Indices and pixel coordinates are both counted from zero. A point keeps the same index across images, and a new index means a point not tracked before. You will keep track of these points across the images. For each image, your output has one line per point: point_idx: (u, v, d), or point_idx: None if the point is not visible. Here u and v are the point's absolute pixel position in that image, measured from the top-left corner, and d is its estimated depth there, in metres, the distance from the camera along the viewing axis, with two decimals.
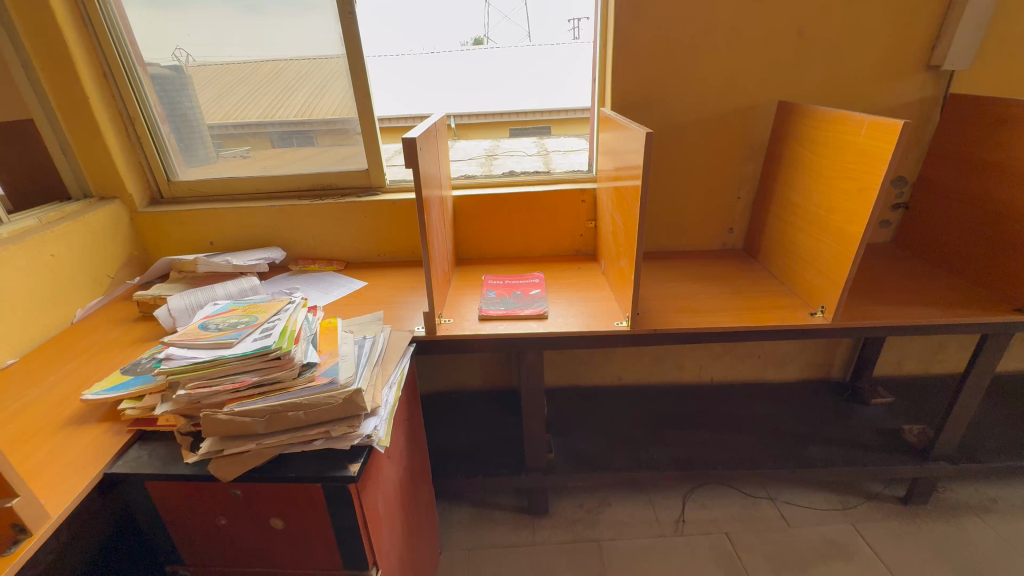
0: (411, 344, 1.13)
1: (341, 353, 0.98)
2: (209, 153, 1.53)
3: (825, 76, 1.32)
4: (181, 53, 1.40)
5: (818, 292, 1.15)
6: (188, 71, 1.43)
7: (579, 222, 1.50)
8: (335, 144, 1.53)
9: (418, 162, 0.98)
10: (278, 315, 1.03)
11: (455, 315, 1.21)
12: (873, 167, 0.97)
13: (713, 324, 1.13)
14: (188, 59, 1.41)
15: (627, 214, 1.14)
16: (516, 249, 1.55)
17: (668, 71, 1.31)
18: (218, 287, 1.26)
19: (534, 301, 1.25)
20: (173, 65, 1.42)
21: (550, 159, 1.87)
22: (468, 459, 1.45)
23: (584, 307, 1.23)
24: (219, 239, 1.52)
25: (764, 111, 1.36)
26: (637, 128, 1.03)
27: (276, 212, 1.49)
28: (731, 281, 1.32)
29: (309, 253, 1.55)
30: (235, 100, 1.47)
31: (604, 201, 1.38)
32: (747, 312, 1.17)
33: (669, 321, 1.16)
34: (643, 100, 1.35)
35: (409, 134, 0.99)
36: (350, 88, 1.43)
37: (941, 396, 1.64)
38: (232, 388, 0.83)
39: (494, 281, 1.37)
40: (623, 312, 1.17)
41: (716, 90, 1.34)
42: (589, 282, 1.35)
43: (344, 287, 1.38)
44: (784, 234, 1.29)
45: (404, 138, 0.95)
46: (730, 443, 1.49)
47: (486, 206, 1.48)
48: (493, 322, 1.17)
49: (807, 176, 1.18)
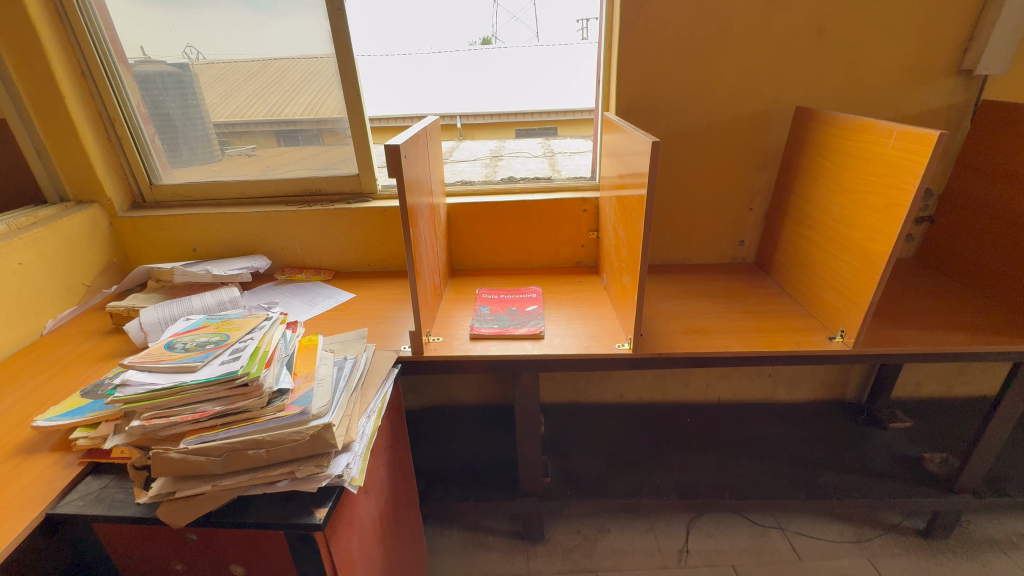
0: (396, 365, 1.05)
1: (318, 377, 0.91)
2: (194, 156, 1.46)
3: (846, 80, 1.22)
4: (191, 50, 1.34)
5: (837, 314, 1.06)
6: (195, 69, 1.36)
7: (580, 232, 1.42)
8: (324, 145, 1.44)
9: (402, 171, 0.90)
10: (251, 334, 0.96)
11: (445, 333, 1.13)
12: (902, 182, 0.88)
13: (723, 349, 1.05)
14: (198, 57, 1.34)
15: (630, 227, 1.06)
16: (513, 259, 1.47)
17: (677, 74, 1.23)
18: (195, 299, 1.19)
19: (530, 318, 1.17)
20: (182, 62, 1.35)
21: (555, 161, 1.85)
22: (460, 481, 1.37)
23: (583, 325, 1.14)
24: (202, 246, 1.45)
25: (780, 117, 1.27)
26: (642, 135, 0.95)
27: (261, 218, 1.42)
28: (741, 299, 1.24)
29: (297, 261, 1.48)
30: (221, 101, 1.39)
31: (607, 211, 1.29)
32: (760, 335, 1.09)
33: (674, 343, 1.07)
34: (650, 104, 1.26)
35: (393, 141, 0.90)
36: (340, 88, 1.35)
37: (965, 421, 1.54)
38: (192, 418, 0.76)
39: (489, 295, 1.29)
40: (625, 333, 1.09)
41: (729, 95, 1.25)
42: (590, 298, 1.27)
43: (330, 299, 1.30)
44: (800, 249, 1.20)
45: (387, 145, 0.87)
46: (738, 469, 1.40)
47: (482, 215, 1.40)
48: (484, 342, 1.09)
49: (827, 188, 1.09)
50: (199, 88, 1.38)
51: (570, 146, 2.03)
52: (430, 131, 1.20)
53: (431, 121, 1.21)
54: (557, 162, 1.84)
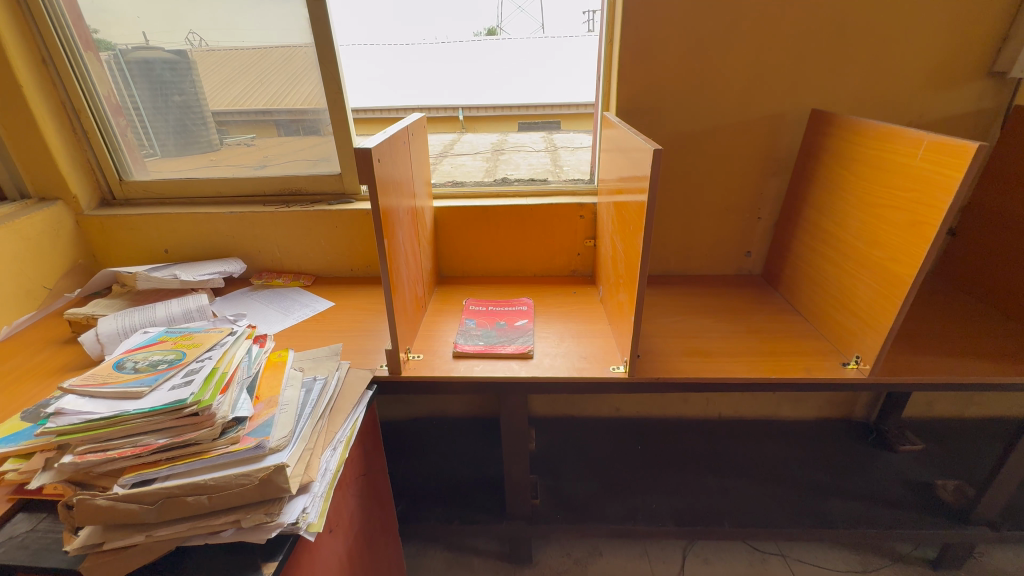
0: (372, 385, 0.97)
1: (281, 403, 0.83)
2: (167, 152, 1.37)
3: (867, 82, 1.13)
4: (194, 37, 1.25)
5: (852, 337, 0.98)
6: (194, 56, 1.26)
7: (577, 240, 1.33)
8: (305, 142, 1.35)
9: (374, 176, 0.81)
10: (210, 352, 0.88)
11: (426, 350, 1.05)
12: (930, 198, 0.80)
13: (727, 374, 0.96)
14: (201, 44, 1.25)
15: (628, 240, 0.98)
16: (505, 267, 1.38)
17: (684, 71, 1.13)
18: (160, 308, 1.11)
19: (519, 334, 1.09)
20: (181, 49, 1.26)
21: (558, 157, 1.80)
22: (444, 501, 1.29)
23: (576, 345, 1.06)
24: (175, 247, 1.37)
25: (795, 120, 1.17)
26: (643, 140, 0.86)
27: (235, 219, 1.33)
28: (747, 317, 1.15)
29: (275, 265, 1.39)
30: (195, 94, 1.31)
31: (605, 219, 1.20)
32: (767, 359, 1.00)
33: (675, 367, 0.98)
34: (654, 104, 1.17)
35: (365, 143, 0.81)
36: (320, 79, 1.25)
37: (979, 445, 1.46)
38: (133, 454, 0.69)
39: (476, 307, 1.21)
40: (621, 356, 1.00)
41: (739, 95, 1.15)
42: (584, 313, 1.18)
43: (307, 308, 1.22)
44: (812, 265, 1.11)
45: (357, 149, 0.78)
46: (739, 494, 1.33)
47: (472, 220, 1.31)
48: (468, 361, 1.01)
49: (844, 201, 1.00)
50: (171, 79, 1.29)
51: (573, 144, 1.92)
52: (417, 128, 1.10)
53: (417, 119, 1.11)
54: (557, 160, 1.76)
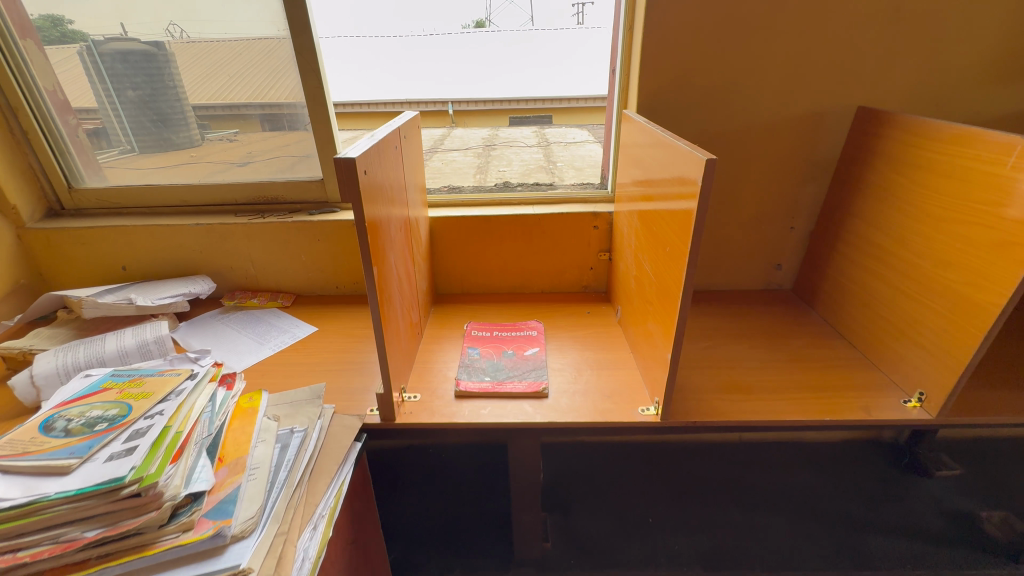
0: (361, 435, 0.82)
1: (248, 469, 0.68)
2: (122, 156, 1.20)
3: (923, 75, 0.99)
4: (175, 30, 1.08)
5: (915, 371, 0.85)
6: (164, 51, 1.10)
7: (589, 253, 1.19)
8: (281, 145, 1.19)
9: (357, 192, 0.65)
10: (163, 404, 0.72)
11: (423, 389, 0.90)
12: (1020, 214, 0.67)
13: (773, 417, 0.83)
14: (183, 37, 1.09)
15: (659, 261, 0.84)
16: (510, 283, 1.24)
17: (715, 64, 0.99)
18: (109, 341, 0.95)
19: (529, 367, 0.95)
20: (152, 41, 1.09)
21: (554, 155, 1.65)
22: (443, 546, 1.16)
23: (595, 379, 0.92)
24: (134, 264, 1.20)
25: (836, 120, 1.04)
26: (683, 145, 0.71)
27: (202, 232, 1.16)
28: (784, 343, 1.02)
29: (249, 283, 1.23)
30: (153, 91, 1.13)
31: (624, 231, 1.06)
32: (817, 397, 0.87)
33: (714, 408, 0.85)
34: (678, 101, 1.03)
35: (348, 151, 0.66)
36: (296, 69, 1.09)
37: (1020, 469, 1.35)
38: (53, 553, 0.54)
39: (479, 333, 1.07)
40: (650, 397, 0.86)
41: (776, 92, 1.02)
42: (601, 340, 1.04)
43: (285, 336, 1.07)
44: (861, 284, 0.98)
45: (337, 159, 0.62)
46: (765, 532, 1.21)
47: (473, 231, 1.16)
48: (472, 403, 0.87)
49: (903, 214, 0.88)
50: (124, 73, 1.11)
51: (569, 139, 1.78)
52: (410, 129, 0.95)
53: (410, 118, 0.96)
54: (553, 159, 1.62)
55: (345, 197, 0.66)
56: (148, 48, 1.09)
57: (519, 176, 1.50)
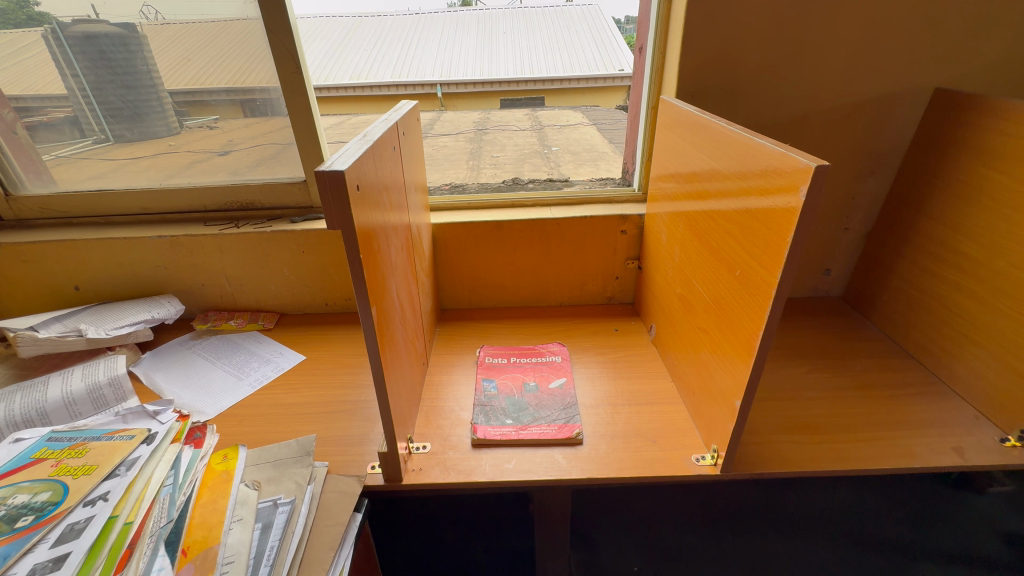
0: (361, 501, 0.67)
1: (220, 565, 0.54)
2: (75, 157, 1.01)
3: (1009, 52, 0.85)
4: (149, 9, 0.89)
5: (1017, 406, 0.72)
6: (124, 33, 0.90)
7: (615, 261, 1.04)
8: (256, 141, 1.02)
9: (349, 216, 0.49)
10: (107, 484, 0.58)
11: (434, 436, 0.76)
12: None
13: (854, 464, 0.69)
14: (158, 18, 0.90)
15: (716, 282, 0.69)
16: (524, 297, 1.09)
17: (768, 42, 0.84)
18: (53, 386, 0.80)
19: (554, 404, 0.81)
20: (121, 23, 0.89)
21: (546, 138, 1.52)
22: None
23: (636, 419, 0.78)
24: (88, 284, 1.03)
25: (903, 108, 0.90)
26: (767, 142, 0.56)
27: (166, 246, 1.00)
28: (845, 365, 0.90)
29: (224, 302, 1.07)
30: (110, 82, 0.93)
31: (660, 239, 0.91)
32: (899, 436, 0.74)
33: (782, 454, 0.71)
34: (724, 87, 0.88)
35: (332, 163, 0.49)
36: (267, 48, 0.91)
37: None
38: None
39: (494, 361, 0.92)
40: (704, 443, 0.72)
41: (838, 74, 0.87)
42: (635, 366, 0.91)
43: (267, 369, 0.92)
44: (939, 298, 0.84)
45: (320, 172, 0.46)
46: (810, 564, 1.10)
47: (482, 239, 1.01)
48: (495, 454, 0.72)
49: (998, 218, 0.74)
50: (70, 62, 0.91)
51: (562, 122, 1.58)
52: (410, 123, 0.79)
53: (409, 110, 0.79)
54: (545, 141, 1.50)
55: (335, 225, 0.49)
56: (99, 30, 0.89)
57: (509, 169, 1.33)
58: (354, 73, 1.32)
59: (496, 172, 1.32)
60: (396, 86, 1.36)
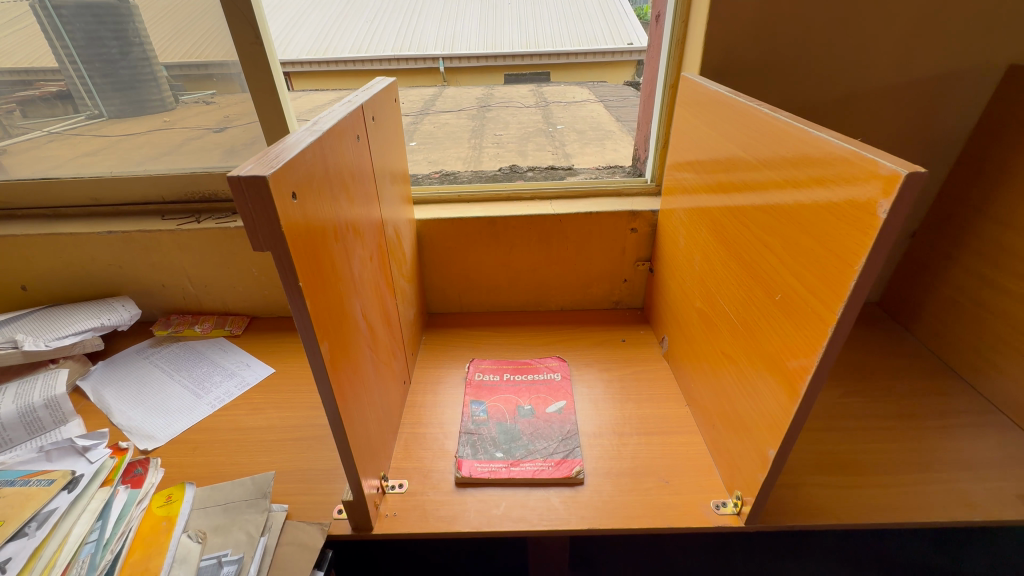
0: (325, 554, 0.58)
1: None
2: (70, 134, 0.88)
3: None
4: None
5: None
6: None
7: (623, 262, 0.93)
8: (216, 124, 0.88)
9: (275, 236, 0.36)
10: (11, 548, 0.49)
11: (413, 472, 0.66)
12: None
13: (904, 516, 0.59)
14: None
15: (746, 302, 0.57)
16: (522, 301, 0.98)
17: (813, 8, 0.70)
18: None
19: (551, 434, 0.71)
20: None
21: (551, 115, 1.33)
22: None
23: (646, 453, 0.68)
24: (34, 285, 0.92)
25: (966, 89, 0.76)
26: (829, 136, 0.43)
27: (118, 243, 0.88)
28: (885, 388, 0.79)
29: (189, 305, 0.96)
30: (116, 51, 0.81)
31: (677, 240, 0.79)
32: (951, 478, 0.64)
33: (819, 501, 0.61)
34: (756, 63, 0.74)
35: (253, 163, 0.37)
36: (220, 14, 0.76)
37: None
38: None
39: (485, 378, 0.82)
40: (726, 487, 0.62)
41: (893, 48, 0.73)
42: (645, 386, 0.80)
43: (231, 385, 0.82)
44: (998, 314, 0.73)
45: (229, 178, 0.33)
46: None
47: (474, 238, 0.89)
48: (481, 496, 0.62)
49: None
50: (68, 30, 0.79)
51: (568, 100, 1.39)
52: (383, 104, 0.66)
53: (381, 88, 0.66)
54: (551, 117, 1.31)
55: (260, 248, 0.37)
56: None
57: (513, 149, 1.16)
58: (348, 48, 1.20)
59: (501, 148, 1.16)
60: (372, 62, 1.18)
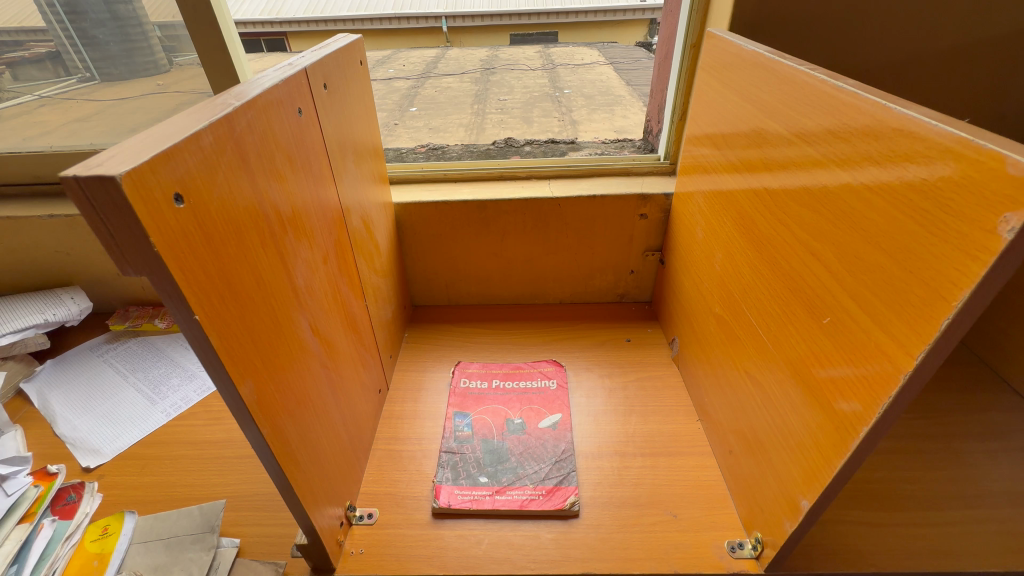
0: None
1: None
2: (61, 98, 0.77)
3: None
4: None
5: None
6: None
7: (630, 253, 0.82)
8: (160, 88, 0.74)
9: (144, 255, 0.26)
10: None
11: (385, 501, 0.58)
12: None
13: (954, 563, 0.50)
14: None
15: (779, 314, 0.47)
16: (516, 293, 0.89)
17: None
18: None
19: (543, 455, 0.63)
20: None
21: (558, 78, 1.18)
22: None
23: (651, 479, 0.60)
24: None
25: None
26: (921, 112, 0.31)
27: (60, 230, 0.78)
28: (923, 404, 0.70)
29: (149, 297, 0.87)
30: (106, 3, 0.70)
31: (694, 230, 0.68)
32: (1007, 516, 0.55)
33: (854, 544, 0.52)
34: (799, 17, 0.61)
35: (110, 151, 0.26)
36: None
37: None
38: None
39: (471, 386, 0.73)
40: (744, 525, 0.53)
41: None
42: (651, 396, 0.71)
43: (190, 390, 0.74)
44: None
45: (62, 178, 0.23)
46: None
47: (461, 225, 0.79)
48: (461, 531, 0.55)
49: None
50: None
51: (577, 62, 1.25)
52: (341, 68, 0.54)
53: (340, 47, 0.54)
54: (557, 81, 1.17)
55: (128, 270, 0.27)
56: None
57: (514, 116, 1.03)
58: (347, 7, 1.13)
59: (502, 116, 1.02)
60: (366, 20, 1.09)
